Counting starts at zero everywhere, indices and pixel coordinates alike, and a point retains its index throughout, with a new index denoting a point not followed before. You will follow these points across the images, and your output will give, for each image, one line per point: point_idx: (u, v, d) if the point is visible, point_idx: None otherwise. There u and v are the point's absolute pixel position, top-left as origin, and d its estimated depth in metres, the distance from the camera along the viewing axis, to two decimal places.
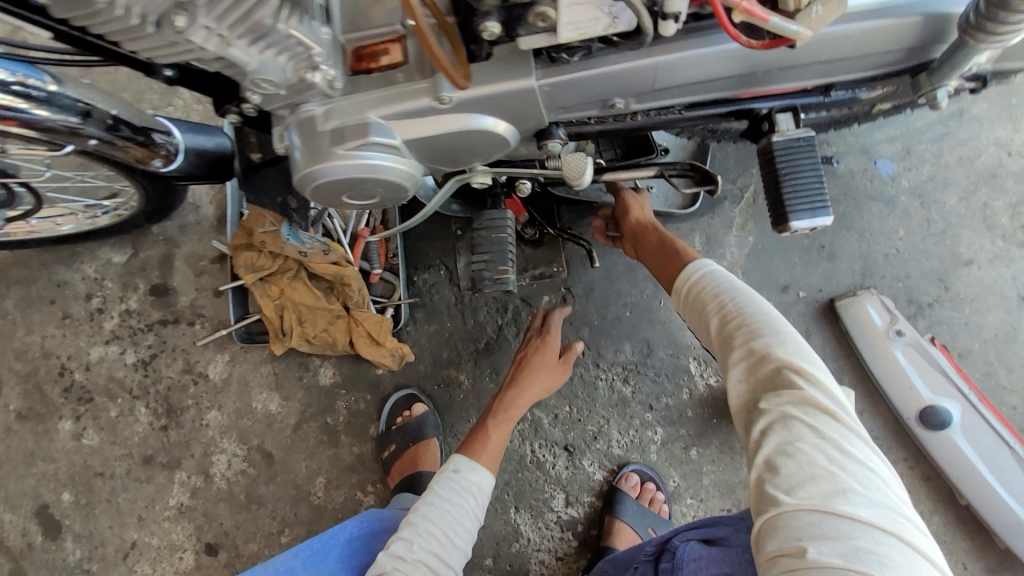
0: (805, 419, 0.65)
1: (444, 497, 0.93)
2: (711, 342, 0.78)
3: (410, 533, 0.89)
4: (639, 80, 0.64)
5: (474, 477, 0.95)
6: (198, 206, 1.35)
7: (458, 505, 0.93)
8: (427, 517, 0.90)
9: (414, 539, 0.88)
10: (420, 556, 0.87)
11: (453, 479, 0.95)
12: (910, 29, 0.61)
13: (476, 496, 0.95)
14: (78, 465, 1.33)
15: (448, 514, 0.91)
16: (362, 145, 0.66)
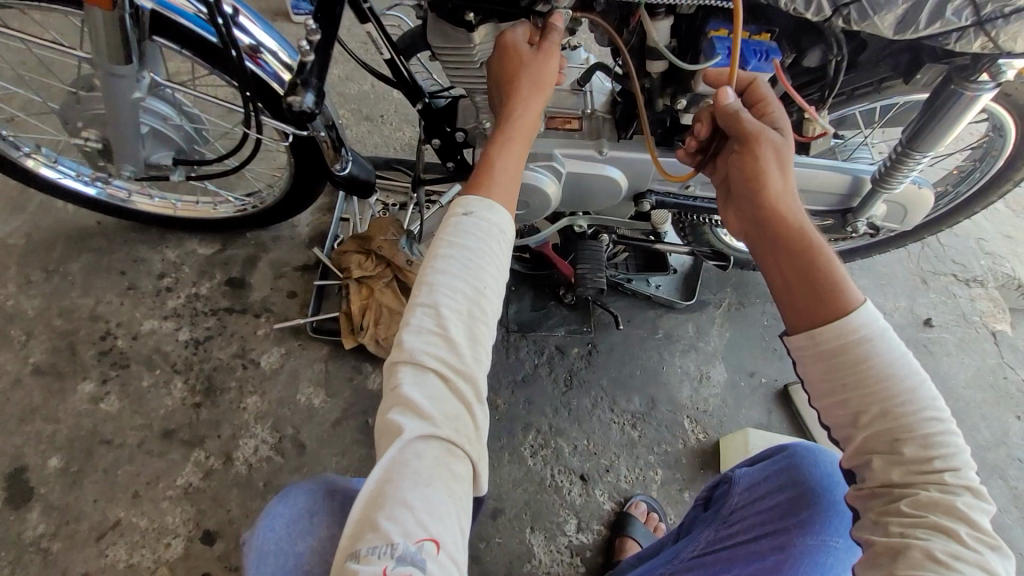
0: (948, 510, 0.58)
1: (456, 265, 0.66)
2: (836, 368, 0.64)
3: (426, 320, 0.64)
4: (707, 173, 1.09)
5: (492, 220, 0.69)
6: (295, 226, 1.60)
7: (478, 254, 0.66)
8: (440, 291, 0.65)
9: (431, 323, 0.64)
10: (444, 349, 0.64)
11: (466, 224, 0.68)
12: (846, 182, 1.13)
13: (500, 240, 0.69)
14: (83, 429, 1.27)
15: (469, 264, 0.66)
16: (542, 166, 1.05)
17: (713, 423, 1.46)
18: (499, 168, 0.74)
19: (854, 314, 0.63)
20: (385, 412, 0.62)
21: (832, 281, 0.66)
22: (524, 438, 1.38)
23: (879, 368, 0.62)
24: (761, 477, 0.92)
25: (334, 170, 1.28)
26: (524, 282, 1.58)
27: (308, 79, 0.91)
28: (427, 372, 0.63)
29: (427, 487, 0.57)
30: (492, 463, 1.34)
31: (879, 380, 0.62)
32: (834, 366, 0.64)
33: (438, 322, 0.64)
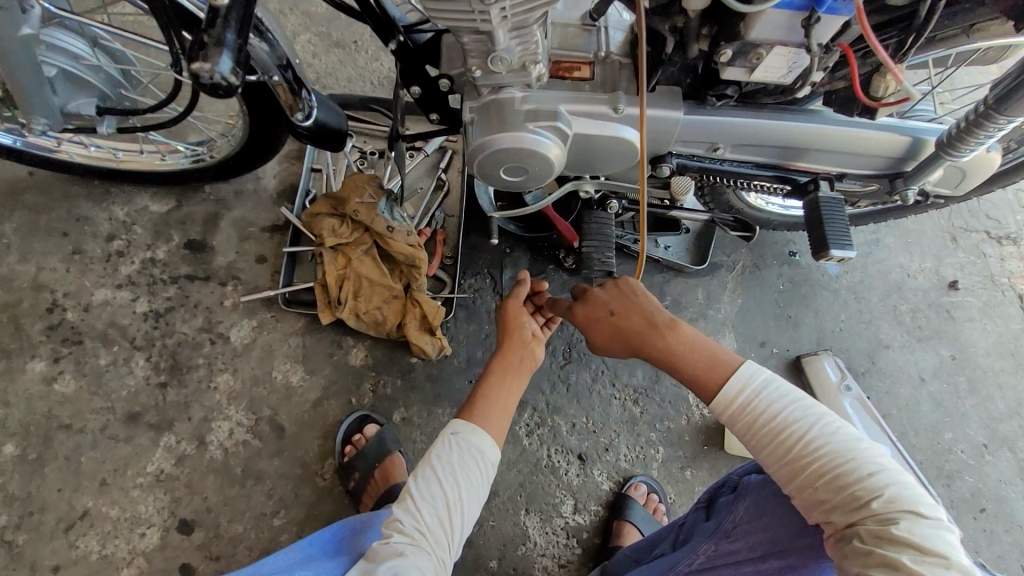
0: (892, 538, 0.62)
1: (435, 472, 0.87)
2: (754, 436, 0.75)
3: (403, 508, 0.86)
4: (742, 133, 0.92)
5: (473, 446, 0.88)
6: (260, 178, 1.40)
7: (463, 467, 0.87)
8: (422, 483, 0.87)
9: (413, 505, 0.86)
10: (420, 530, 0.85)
11: (453, 445, 0.88)
12: (904, 144, 0.95)
13: (480, 463, 0.88)
14: (38, 414, 1.16)
15: (455, 475, 0.87)
16: (544, 127, 0.86)
17: None
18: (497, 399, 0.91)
19: (738, 380, 0.77)
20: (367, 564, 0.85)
21: (710, 364, 0.81)
22: (519, 417, 1.29)
23: (775, 422, 0.73)
24: (771, 487, 0.85)
25: (295, 120, 1.08)
26: (519, 244, 1.42)
27: (223, 34, 0.69)
28: (405, 542, 0.83)
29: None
30: None
31: (783, 433, 0.72)
32: (751, 424, 0.75)
33: (418, 504, 0.86)
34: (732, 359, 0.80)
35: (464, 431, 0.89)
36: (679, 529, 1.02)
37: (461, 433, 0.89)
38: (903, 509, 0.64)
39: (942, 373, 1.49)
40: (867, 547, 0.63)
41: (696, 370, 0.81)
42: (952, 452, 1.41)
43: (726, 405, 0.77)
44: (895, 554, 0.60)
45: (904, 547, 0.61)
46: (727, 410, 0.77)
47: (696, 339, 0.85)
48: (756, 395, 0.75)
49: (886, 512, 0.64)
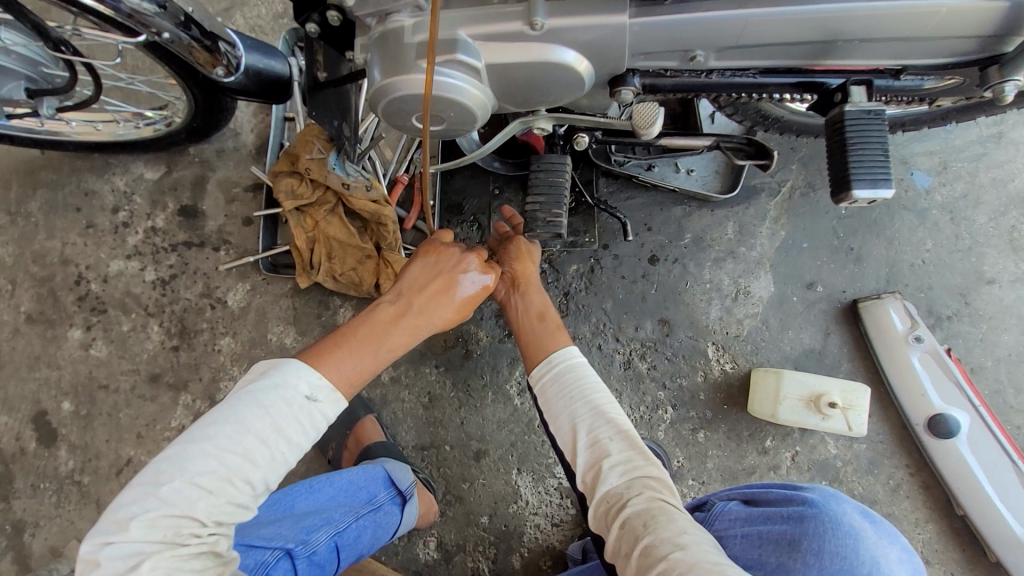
0: (657, 503, 0.68)
1: (249, 436, 0.67)
2: (562, 400, 0.79)
3: (180, 488, 0.63)
4: (724, 34, 0.65)
5: (292, 384, 0.70)
6: (238, 133, 1.35)
7: (269, 414, 0.68)
8: (219, 449, 0.66)
9: (206, 483, 0.64)
10: (211, 515, 0.65)
11: (270, 386, 0.70)
12: (998, 13, 0.62)
13: (298, 414, 0.70)
14: (83, 375, 1.31)
15: (256, 424, 0.67)
16: (446, 62, 0.67)
17: (746, 351, 1.17)
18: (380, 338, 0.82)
19: (559, 355, 0.83)
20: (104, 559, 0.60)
21: (547, 336, 0.87)
22: (510, 375, 1.21)
23: (583, 390, 0.79)
24: (743, 527, 0.76)
25: (219, 77, 0.97)
26: (509, 184, 1.25)
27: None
28: (188, 531, 0.63)
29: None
30: (474, 402, 1.20)
31: (583, 403, 0.77)
32: (562, 398, 0.79)
33: (208, 481, 0.65)
34: (561, 336, 0.86)
35: (304, 375, 0.72)
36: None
37: (311, 391, 0.71)
38: (657, 484, 0.71)
39: None
40: (636, 514, 0.67)
41: (533, 341, 0.87)
42: None
43: (546, 372, 0.82)
44: (661, 524, 0.65)
45: (669, 514, 0.67)
46: (544, 375, 0.82)
47: (544, 312, 0.91)
48: (568, 370, 0.81)
49: (654, 480, 0.71)
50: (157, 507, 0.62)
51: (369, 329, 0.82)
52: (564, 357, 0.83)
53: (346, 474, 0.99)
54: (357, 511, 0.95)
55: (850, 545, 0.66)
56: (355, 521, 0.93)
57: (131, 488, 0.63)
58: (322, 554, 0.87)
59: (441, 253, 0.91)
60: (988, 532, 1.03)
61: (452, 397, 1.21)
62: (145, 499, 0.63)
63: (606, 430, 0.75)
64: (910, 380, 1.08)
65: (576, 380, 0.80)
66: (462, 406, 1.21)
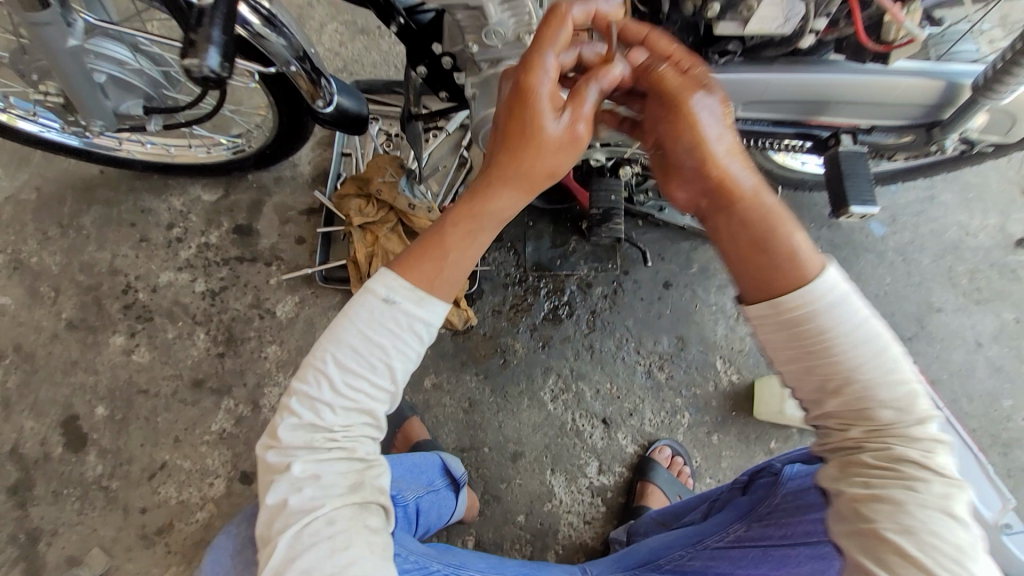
0: (897, 465, 0.56)
1: (352, 346, 0.59)
2: (798, 339, 0.59)
3: (303, 398, 0.60)
4: (752, 92, 0.88)
5: (386, 290, 0.59)
6: (296, 164, 1.50)
7: (369, 324, 0.59)
8: (329, 354, 0.60)
9: (326, 389, 0.60)
10: (339, 420, 0.60)
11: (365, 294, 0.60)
12: (937, 90, 0.88)
13: (398, 320, 0.60)
14: (122, 380, 1.34)
15: (353, 336, 0.59)
16: None
17: (749, 365, 1.35)
18: (457, 235, 0.62)
19: (814, 284, 0.57)
20: (266, 464, 0.60)
21: (781, 258, 0.58)
22: (543, 383, 1.33)
23: (838, 340, 0.57)
24: (812, 479, 0.81)
25: (317, 108, 1.13)
26: (542, 216, 1.43)
27: (209, 33, 0.69)
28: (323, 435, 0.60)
29: (334, 558, 0.55)
30: (510, 408, 1.31)
31: (834, 356, 0.57)
32: (796, 340, 0.59)
33: (323, 390, 0.59)
34: (809, 252, 0.59)
35: (394, 288, 0.60)
36: (710, 501, 1.01)
37: (392, 297, 0.60)
38: (919, 434, 0.57)
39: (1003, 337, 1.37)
40: (869, 462, 0.57)
41: (754, 271, 0.60)
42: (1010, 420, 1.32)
43: (782, 310, 0.58)
44: (892, 484, 0.55)
45: (908, 480, 0.55)
46: (767, 315, 0.59)
47: (761, 214, 0.61)
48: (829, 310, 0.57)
49: (920, 442, 0.57)
50: (290, 416, 0.60)
51: (453, 224, 0.62)
52: (814, 294, 0.57)
53: (408, 457, 1.04)
54: (426, 486, 1.00)
55: None
56: (428, 494, 1.00)
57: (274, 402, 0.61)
58: (411, 511, 0.96)
59: (537, 143, 0.61)
60: None
61: (491, 402, 1.32)
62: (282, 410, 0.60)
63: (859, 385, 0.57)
64: None
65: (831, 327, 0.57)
66: (500, 410, 1.31)
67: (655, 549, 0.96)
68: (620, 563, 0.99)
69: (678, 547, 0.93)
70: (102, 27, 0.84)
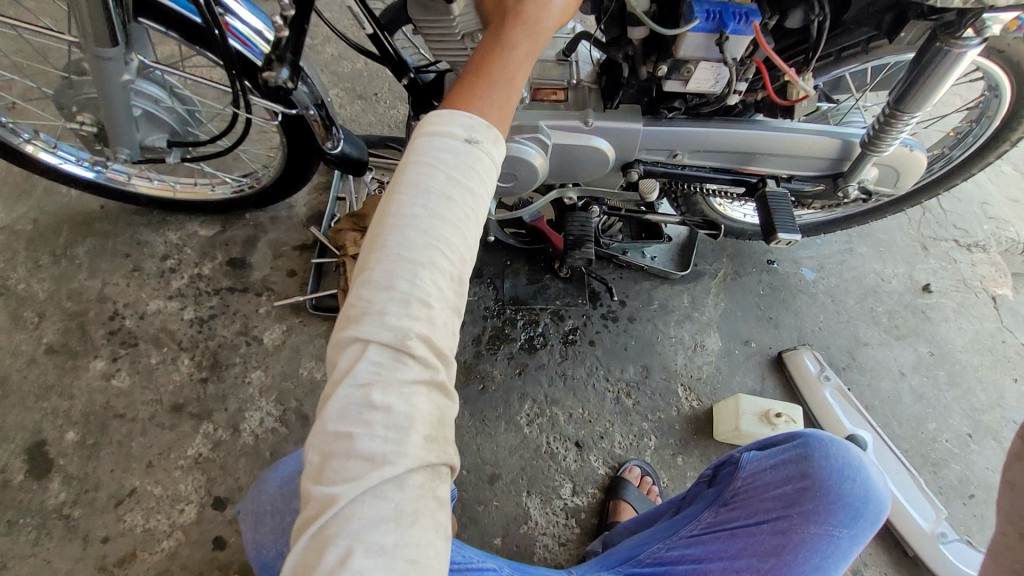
0: None
1: (443, 199, 0.60)
2: None
3: (393, 303, 0.56)
4: (694, 141, 1.09)
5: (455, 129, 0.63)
6: (293, 206, 1.62)
7: (448, 176, 0.61)
8: (425, 239, 0.58)
9: (417, 297, 0.56)
10: (421, 311, 0.56)
11: (436, 146, 0.62)
12: (836, 146, 1.12)
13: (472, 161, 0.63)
14: (98, 405, 1.33)
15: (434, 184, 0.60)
16: (528, 137, 1.05)
17: (707, 391, 1.48)
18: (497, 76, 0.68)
19: None
20: (341, 373, 0.55)
21: None
22: (520, 408, 1.41)
23: None
24: (770, 464, 0.96)
25: (325, 148, 1.28)
26: (519, 256, 1.59)
27: (282, 50, 0.83)
28: (410, 353, 0.55)
29: (401, 530, 0.49)
30: (489, 430, 1.37)
31: None
32: None
33: (415, 255, 0.57)
34: None
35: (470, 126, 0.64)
36: (678, 499, 1.10)
37: (470, 135, 0.64)
38: None
39: (922, 367, 1.56)
40: None
41: None
42: (937, 441, 1.47)
43: None
44: None
45: None
46: None
47: None
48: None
49: None
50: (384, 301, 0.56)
51: (494, 69, 0.68)
52: None
53: None
54: None
55: (844, 451, 0.94)
56: None
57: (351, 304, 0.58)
58: None
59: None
60: (901, 526, 1.30)
61: (470, 425, 1.38)
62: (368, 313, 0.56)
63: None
64: (826, 409, 1.43)
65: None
66: (479, 433, 1.37)
67: (637, 546, 0.99)
68: (606, 565, 1.00)
69: (659, 543, 0.97)
70: (153, 67, 0.98)
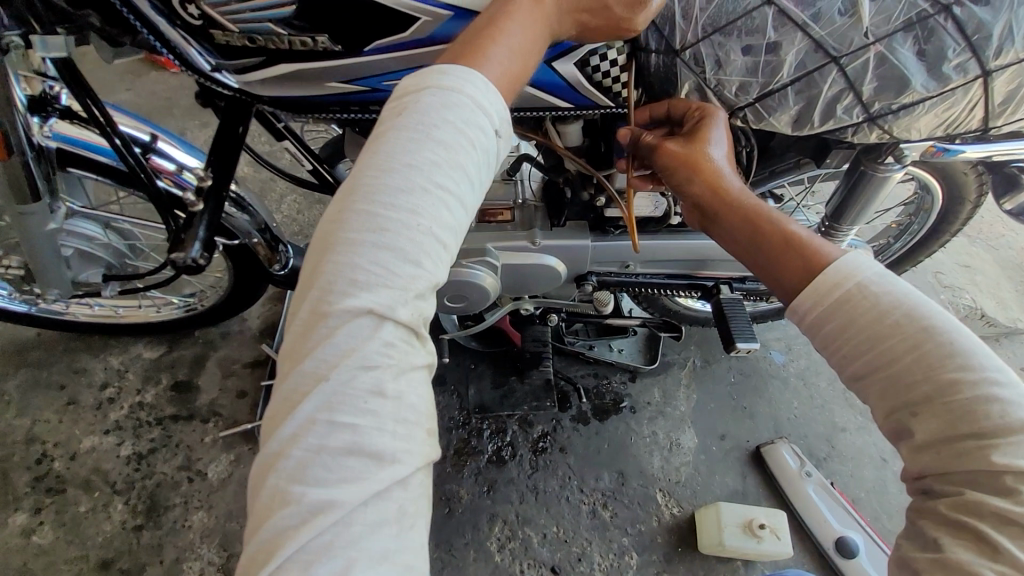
0: None
1: (459, 171, 0.55)
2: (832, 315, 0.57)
3: (398, 269, 0.51)
4: (643, 252, 1.09)
5: (476, 94, 0.56)
6: (245, 319, 1.56)
7: (463, 148, 0.55)
8: (438, 203, 0.53)
9: (420, 271, 0.52)
10: (425, 277, 0.52)
11: (455, 104, 0.55)
12: None
13: (491, 142, 0.58)
14: (14, 567, 1.18)
15: (450, 153, 0.54)
16: (477, 261, 1.03)
17: (687, 495, 1.40)
18: (502, 44, 0.61)
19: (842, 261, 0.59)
20: (330, 350, 0.49)
21: (767, 234, 0.65)
22: (490, 531, 1.31)
23: (869, 306, 0.55)
24: None
25: (272, 270, 1.24)
26: (482, 359, 1.54)
27: (196, 232, 0.86)
28: (406, 328, 0.51)
29: (402, 534, 0.46)
30: (456, 562, 1.26)
31: (869, 306, 0.55)
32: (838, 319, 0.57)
33: (425, 220, 0.52)
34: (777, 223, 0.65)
35: (485, 98, 0.58)
36: None
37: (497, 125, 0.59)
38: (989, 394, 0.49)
39: None
40: None
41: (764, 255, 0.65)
42: None
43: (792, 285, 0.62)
44: None
45: None
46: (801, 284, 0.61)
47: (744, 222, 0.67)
48: (871, 280, 0.56)
49: None
50: (392, 262, 0.51)
51: (498, 40, 0.61)
52: (833, 270, 0.58)
53: None
54: None
55: None
56: None
57: (341, 263, 0.50)
58: None
59: None
60: None
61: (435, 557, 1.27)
62: (366, 272, 0.50)
63: (942, 342, 0.52)
64: (813, 509, 1.35)
65: (877, 294, 0.55)
66: (445, 566, 1.26)
67: None
68: None
69: None
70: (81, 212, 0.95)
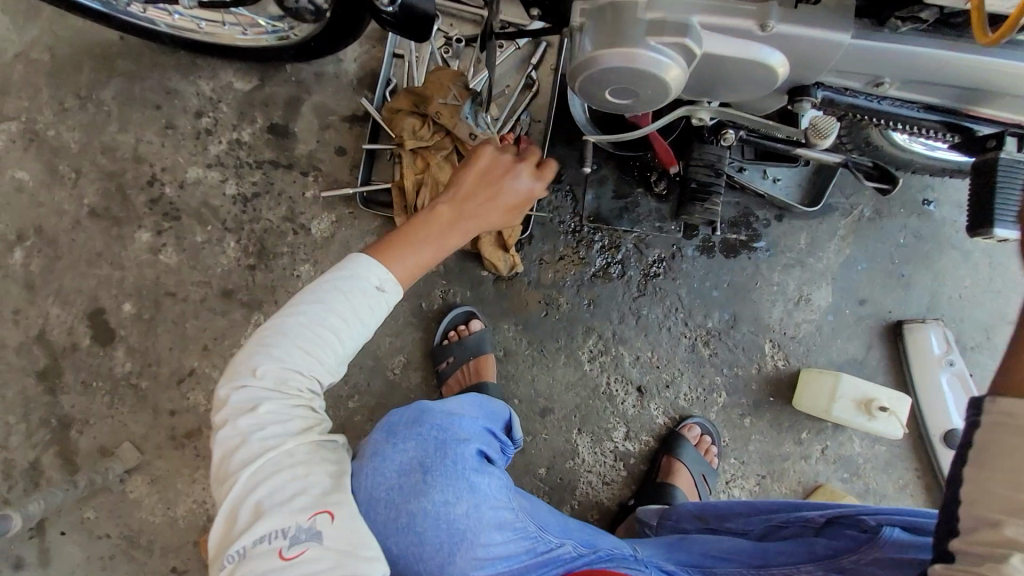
0: None
1: (344, 317, 0.72)
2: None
3: (274, 365, 0.71)
4: (920, 67, 0.72)
5: (360, 287, 0.73)
6: (341, 61, 1.32)
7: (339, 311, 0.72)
8: (320, 318, 0.72)
9: (313, 361, 0.72)
10: (312, 374, 0.72)
11: (346, 278, 0.73)
12: None
13: (375, 300, 0.74)
14: (149, 279, 1.28)
15: (333, 321, 0.72)
16: (670, 44, 0.70)
17: (798, 352, 1.29)
18: (413, 247, 0.79)
19: None
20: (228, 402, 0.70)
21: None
22: (583, 342, 1.28)
23: None
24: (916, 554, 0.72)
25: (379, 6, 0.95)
26: (607, 160, 1.30)
27: None
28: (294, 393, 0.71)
29: (293, 504, 0.65)
30: (546, 362, 1.28)
31: None
32: None
33: (305, 343, 0.72)
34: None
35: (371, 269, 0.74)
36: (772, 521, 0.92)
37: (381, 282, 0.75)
38: None
39: None
40: None
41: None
42: None
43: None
44: None
45: None
46: None
47: None
48: None
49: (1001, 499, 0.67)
50: (268, 363, 0.71)
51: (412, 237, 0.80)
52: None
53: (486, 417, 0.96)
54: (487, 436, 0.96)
55: None
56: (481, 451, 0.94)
57: (245, 353, 0.73)
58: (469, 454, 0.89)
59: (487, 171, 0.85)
60: None
61: (526, 353, 1.28)
62: (263, 357, 0.71)
63: None
64: (934, 397, 1.24)
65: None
66: (535, 363, 1.28)
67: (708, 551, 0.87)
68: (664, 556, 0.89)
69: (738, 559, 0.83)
70: None
